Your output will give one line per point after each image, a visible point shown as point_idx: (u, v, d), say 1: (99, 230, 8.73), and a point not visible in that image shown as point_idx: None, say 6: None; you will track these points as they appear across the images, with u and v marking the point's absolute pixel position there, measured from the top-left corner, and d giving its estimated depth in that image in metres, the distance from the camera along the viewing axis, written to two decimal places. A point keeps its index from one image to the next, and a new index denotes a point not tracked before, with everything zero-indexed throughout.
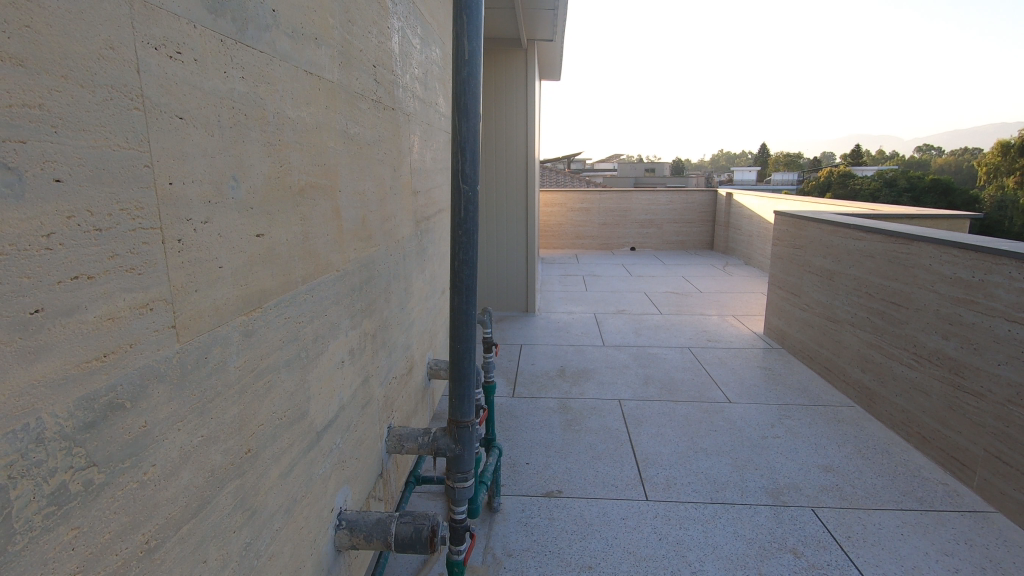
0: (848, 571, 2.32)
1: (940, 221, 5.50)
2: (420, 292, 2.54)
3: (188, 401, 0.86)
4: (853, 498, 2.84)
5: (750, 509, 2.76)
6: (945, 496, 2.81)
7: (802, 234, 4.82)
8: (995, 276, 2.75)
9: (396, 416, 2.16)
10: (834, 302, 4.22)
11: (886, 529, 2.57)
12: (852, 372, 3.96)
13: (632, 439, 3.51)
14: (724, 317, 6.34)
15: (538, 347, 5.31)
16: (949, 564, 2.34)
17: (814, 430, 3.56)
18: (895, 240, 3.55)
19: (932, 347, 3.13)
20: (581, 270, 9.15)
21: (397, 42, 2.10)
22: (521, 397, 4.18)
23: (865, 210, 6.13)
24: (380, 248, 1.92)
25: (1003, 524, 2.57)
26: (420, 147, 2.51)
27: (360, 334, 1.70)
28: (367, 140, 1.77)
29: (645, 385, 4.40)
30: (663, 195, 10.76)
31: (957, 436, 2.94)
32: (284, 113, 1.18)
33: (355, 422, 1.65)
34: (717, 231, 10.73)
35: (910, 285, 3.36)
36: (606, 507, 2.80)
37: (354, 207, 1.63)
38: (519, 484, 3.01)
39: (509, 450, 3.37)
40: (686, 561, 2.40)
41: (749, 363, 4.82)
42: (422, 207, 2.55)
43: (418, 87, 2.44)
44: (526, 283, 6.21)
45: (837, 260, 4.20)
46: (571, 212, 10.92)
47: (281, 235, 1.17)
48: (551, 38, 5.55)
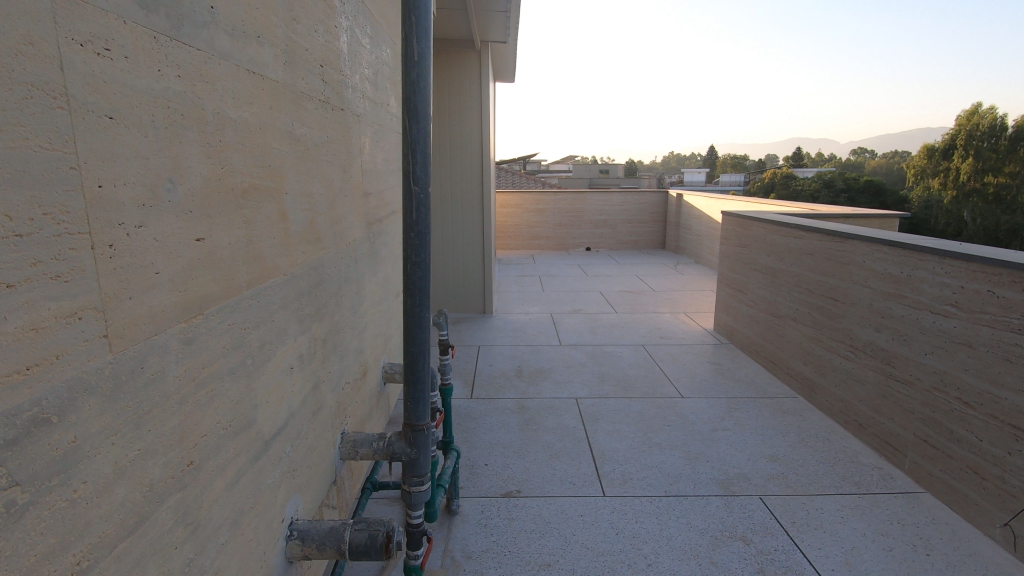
0: (792, 555, 2.43)
1: (872, 220, 5.84)
2: (373, 295, 2.50)
3: (122, 414, 0.82)
4: (797, 485, 2.97)
5: (702, 500, 2.85)
6: (880, 479, 2.98)
7: (746, 233, 5.02)
8: (920, 272, 2.93)
9: (350, 422, 2.12)
10: (778, 298, 4.41)
11: (827, 513, 2.71)
12: (795, 364, 4.15)
13: (588, 437, 3.57)
14: (675, 314, 6.53)
15: (496, 347, 5.32)
16: (884, 544, 2.48)
17: (761, 422, 3.71)
18: (831, 238, 3.74)
19: (866, 339, 3.32)
20: (537, 271, 9.22)
21: (345, 42, 2.07)
22: (479, 398, 4.18)
23: (804, 210, 6.44)
24: (330, 251, 1.89)
25: (931, 503, 2.75)
26: (370, 148, 2.48)
27: (310, 339, 1.67)
28: (315, 140, 1.73)
29: (601, 383, 4.48)
30: (616, 196, 10.98)
31: (889, 423, 3.13)
32: (225, 114, 1.14)
33: (306, 429, 1.62)
34: (669, 231, 11.04)
35: (845, 281, 3.55)
36: (563, 504, 2.83)
37: (301, 210, 1.59)
38: (477, 485, 3.01)
39: (467, 452, 3.36)
40: (642, 553, 2.46)
41: (699, 358, 4.98)
42: (374, 209, 2.52)
43: (367, 87, 2.40)
44: (483, 284, 6.21)
45: (780, 258, 4.40)
46: (526, 213, 10.99)
47: (222, 238, 1.13)
48: (503, 39, 5.56)
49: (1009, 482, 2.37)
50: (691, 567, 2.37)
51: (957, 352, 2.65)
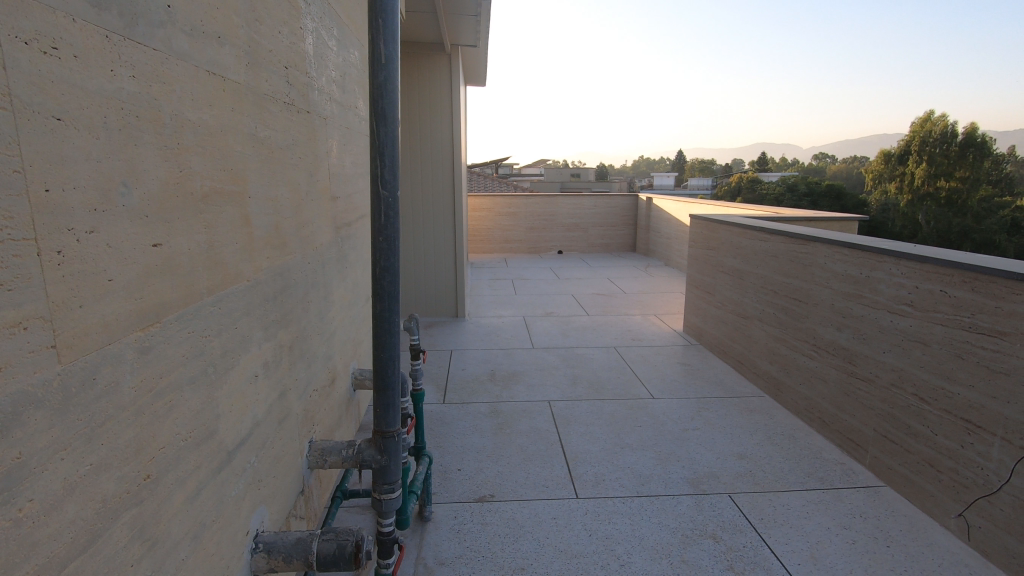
0: (761, 551, 2.48)
1: (833, 223, 6.04)
2: (341, 301, 2.47)
3: (72, 427, 0.79)
4: (765, 482, 3.04)
5: (673, 499, 2.89)
6: (843, 474, 3.07)
7: (713, 236, 5.13)
8: (878, 273, 3.04)
9: (318, 430, 2.08)
10: (744, 300, 4.52)
11: (794, 509, 2.78)
12: (762, 364, 4.25)
13: (561, 439, 3.59)
14: (646, 316, 6.63)
15: (469, 351, 5.31)
16: (848, 537, 2.55)
17: (729, 421, 3.78)
18: (793, 241, 3.85)
19: (828, 338, 3.42)
20: (510, 274, 9.23)
21: (311, 44, 2.04)
22: (451, 403, 4.16)
23: (769, 213, 6.61)
24: (296, 256, 1.85)
25: (891, 496, 2.84)
26: (338, 151, 2.44)
27: (276, 346, 1.63)
28: (279, 143, 1.69)
29: (573, 385, 4.51)
30: (587, 199, 11.10)
31: (851, 419, 3.23)
32: (183, 115, 1.11)
33: (271, 439, 1.58)
34: (639, 234, 11.21)
35: (808, 282, 3.66)
36: (537, 508, 2.83)
37: (265, 215, 1.56)
38: (450, 491, 2.99)
39: (439, 457, 3.34)
40: (615, 554, 2.47)
41: (670, 359, 5.06)
42: (342, 213, 2.48)
43: (334, 89, 2.37)
44: (455, 287, 6.18)
45: (746, 260, 4.51)
46: (498, 216, 11.00)
47: (181, 243, 1.09)
48: (474, 43, 5.56)
49: (962, 474, 2.47)
50: (663, 566, 2.40)
51: (912, 350, 2.75)
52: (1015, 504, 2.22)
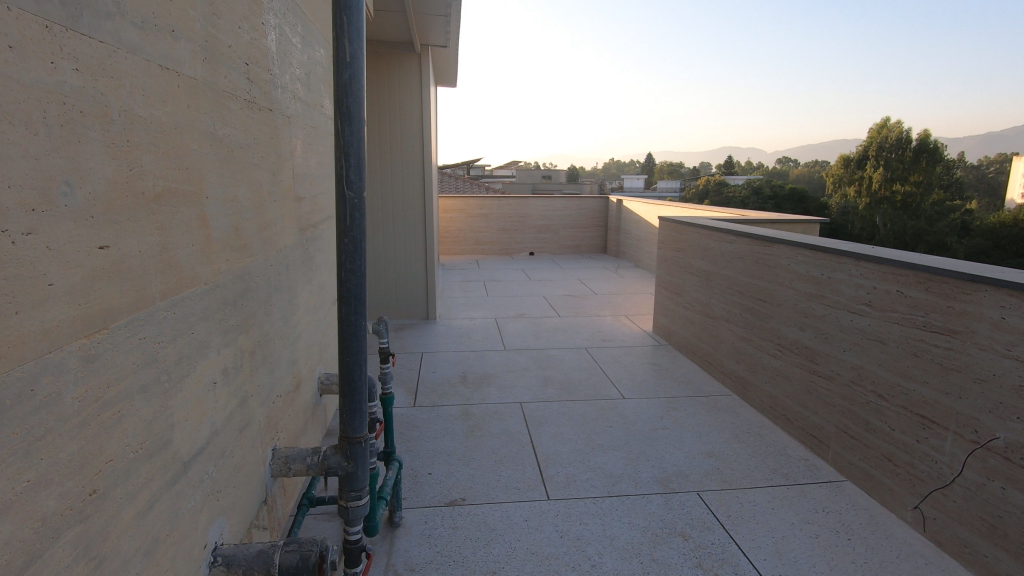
0: (728, 547, 2.52)
1: (796, 226, 6.22)
2: (306, 304, 2.41)
3: (7, 442, 0.74)
4: (732, 479, 3.10)
5: (643, 499, 2.91)
6: (807, 470, 3.15)
7: (681, 238, 5.21)
8: (838, 274, 3.12)
9: (281, 437, 2.02)
10: (711, 300, 4.60)
11: (760, 505, 2.84)
12: (729, 363, 4.33)
13: (533, 441, 3.58)
14: (617, 317, 6.69)
15: (440, 353, 5.27)
16: (811, 531, 2.62)
17: (697, 420, 3.85)
18: (758, 243, 3.94)
19: (792, 337, 3.51)
20: (481, 276, 9.21)
21: (274, 40, 1.98)
22: (422, 406, 4.12)
23: (735, 215, 6.76)
24: (258, 258, 1.80)
25: (852, 491, 2.92)
26: (303, 151, 2.39)
27: (236, 351, 1.58)
28: (239, 142, 1.64)
29: (545, 387, 4.51)
30: (558, 201, 11.16)
31: (814, 416, 3.31)
32: (133, 112, 1.06)
33: (231, 447, 1.53)
34: (610, 236, 11.33)
35: (772, 283, 3.74)
36: (508, 510, 2.82)
37: (223, 215, 1.51)
38: (420, 495, 2.95)
39: (410, 462, 3.29)
40: (586, 555, 2.47)
41: (640, 359, 5.12)
42: (307, 214, 2.43)
43: (299, 87, 2.32)
44: (426, 289, 6.13)
45: (712, 262, 4.59)
46: (470, 218, 10.96)
47: (131, 246, 1.05)
48: (444, 43, 5.53)
49: (918, 467, 2.55)
50: (634, 565, 2.41)
51: (870, 348, 2.84)
52: (967, 496, 2.30)
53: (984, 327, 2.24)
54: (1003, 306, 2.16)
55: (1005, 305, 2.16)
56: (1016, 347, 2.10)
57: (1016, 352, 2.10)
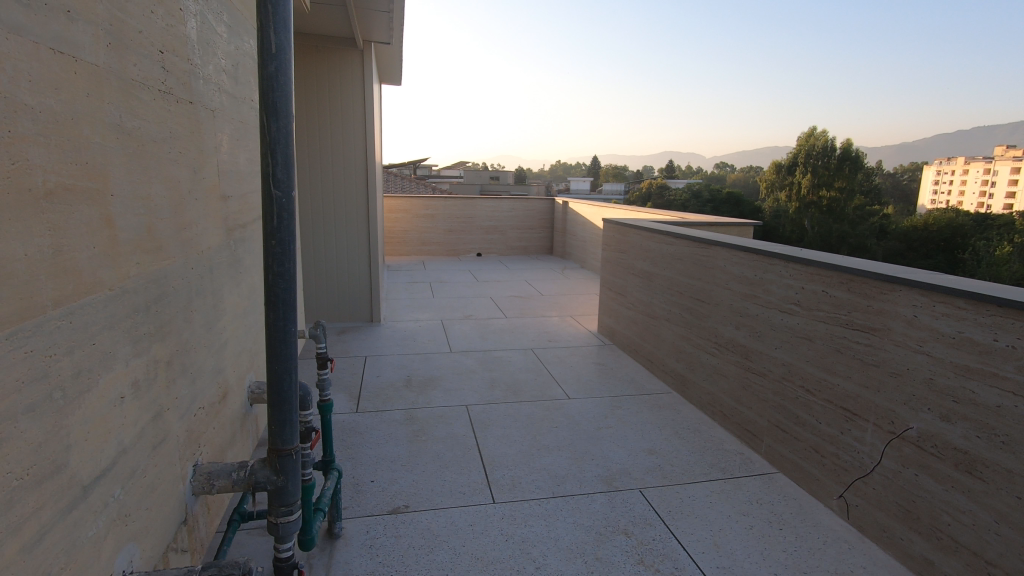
0: (668, 542, 2.57)
1: (731, 229, 6.48)
2: (233, 309, 2.28)
3: None
4: (672, 475, 3.17)
5: (588, 498, 2.93)
6: (742, 463, 3.27)
7: (624, 240, 5.31)
8: (769, 275, 3.26)
9: (204, 451, 1.90)
10: (653, 300, 4.71)
11: (698, 499, 2.91)
12: (670, 362, 4.45)
13: (479, 444, 3.55)
14: (563, 317, 6.76)
15: (384, 357, 5.14)
16: (746, 523, 2.71)
17: (640, 418, 3.93)
18: (696, 245, 4.05)
19: (728, 336, 3.63)
20: (427, 277, 9.09)
21: (194, 28, 1.85)
22: (365, 411, 4.00)
23: (674, 218, 6.96)
24: (176, 261, 1.67)
25: (783, 482, 3.06)
26: (229, 146, 2.26)
27: (149, 361, 1.46)
28: (153, 136, 1.53)
29: (491, 389, 4.48)
30: (505, 203, 11.18)
31: (748, 411, 3.44)
32: (17, 99, 0.95)
33: (143, 466, 1.41)
34: (556, 237, 11.44)
35: (710, 284, 3.86)
36: (452, 516, 2.77)
37: (134, 215, 1.39)
38: (362, 504, 2.85)
39: (351, 469, 3.19)
40: (530, 557, 2.45)
41: (585, 359, 5.18)
42: (234, 214, 2.29)
43: (224, 80, 2.19)
44: (370, 291, 5.98)
45: (654, 263, 4.70)
46: (416, 218, 10.78)
47: (16, 248, 0.94)
48: (387, 40, 5.40)
49: (842, 458, 2.68)
50: (577, 565, 2.41)
51: (800, 346, 2.97)
52: (886, 483, 2.44)
53: (899, 324, 2.37)
54: (916, 305, 2.30)
55: (917, 304, 2.29)
56: (927, 343, 2.24)
57: (927, 347, 2.24)
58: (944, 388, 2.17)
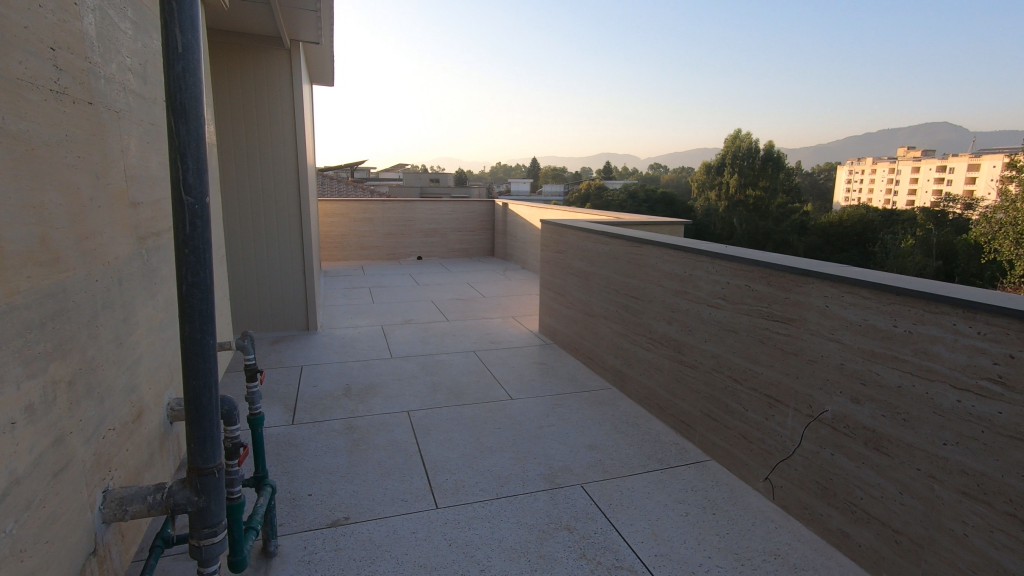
0: (609, 535, 2.63)
1: (663, 228, 6.74)
2: (147, 322, 2.14)
3: None
4: (613, 468, 3.26)
5: (530, 496, 2.97)
6: (677, 453, 3.41)
7: (561, 240, 5.41)
8: (697, 271, 3.40)
9: (116, 476, 1.78)
10: (591, 299, 4.82)
11: (637, 491, 3.01)
12: (608, 358, 4.57)
13: (420, 450, 3.50)
14: (505, 318, 6.80)
15: (321, 365, 4.99)
16: (681, 510, 2.82)
17: (580, 414, 4.01)
18: (629, 244, 4.18)
19: (661, 331, 3.77)
20: (366, 282, 8.90)
21: (94, 25, 1.74)
22: (302, 423, 3.86)
23: (609, 218, 7.14)
24: (77, 274, 1.56)
25: (715, 469, 3.20)
26: (139, 151, 2.14)
27: (46, 383, 1.36)
28: (47, 140, 1.42)
29: (433, 393, 4.45)
30: (445, 205, 11.11)
31: (682, 403, 3.59)
32: None
33: (42, 496, 1.31)
34: (496, 239, 11.49)
35: (642, 281, 4.00)
36: (394, 524, 2.72)
37: (25, 225, 1.29)
38: (299, 519, 2.75)
39: (287, 484, 3.07)
40: (474, 560, 2.45)
41: (527, 360, 5.24)
42: (146, 222, 2.17)
43: (131, 79, 2.06)
44: (306, 298, 5.78)
45: (590, 263, 4.82)
46: (353, 222, 10.53)
47: None
48: (316, 39, 5.25)
49: (767, 442, 2.84)
50: (521, 564, 2.42)
51: (727, 338, 3.13)
52: (807, 463, 2.60)
53: (813, 314, 2.54)
54: (827, 296, 2.46)
55: (828, 295, 2.46)
56: (839, 331, 2.40)
57: (838, 335, 2.40)
58: (854, 371, 2.33)
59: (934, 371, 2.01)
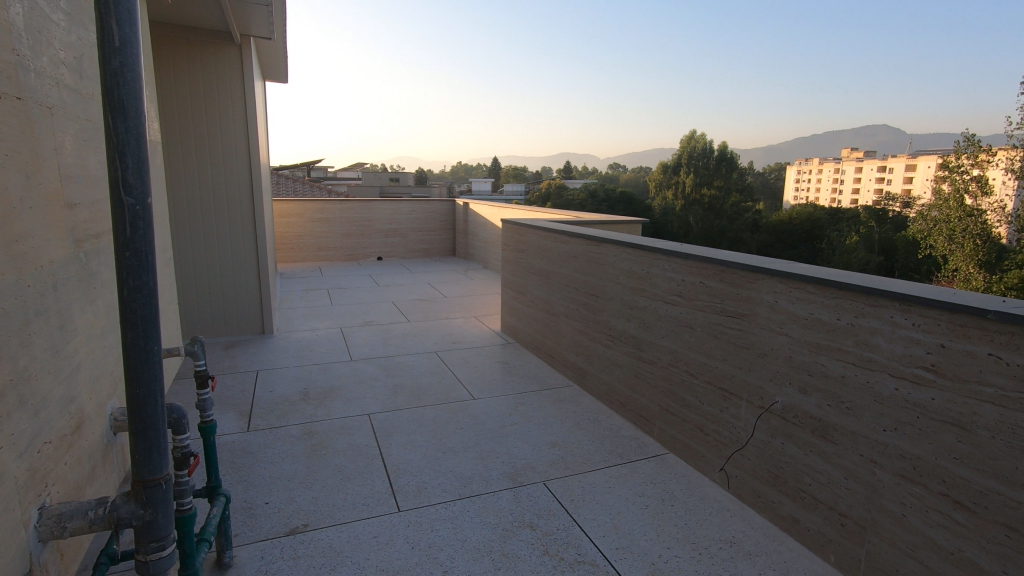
0: (571, 530, 2.66)
1: (621, 226, 6.86)
2: (87, 329, 2.04)
3: None
4: (574, 464, 3.30)
5: (493, 496, 2.97)
6: (637, 447, 3.48)
7: (522, 240, 5.43)
8: (654, 269, 3.47)
9: (53, 491, 1.69)
10: (552, 298, 4.87)
11: (599, 486, 3.06)
12: (569, 356, 4.62)
13: (382, 453, 3.46)
14: (467, 318, 6.78)
15: (278, 370, 4.86)
16: (641, 503, 2.88)
17: (542, 412, 4.04)
18: (588, 243, 4.23)
19: (620, 328, 3.84)
20: (325, 283, 8.71)
21: (23, 16, 1.65)
22: (257, 429, 3.75)
23: (569, 217, 7.21)
24: (6, 279, 1.48)
25: (673, 461, 3.28)
26: (75, 149, 2.04)
27: None
28: None
29: (394, 395, 4.39)
30: (405, 205, 10.98)
31: (641, 398, 3.66)
32: None
33: None
34: (457, 238, 11.43)
35: (602, 280, 4.06)
36: (355, 529, 2.68)
37: None
38: (255, 528, 2.67)
39: (242, 493, 2.98)
40: (437, 562, 2.43)
41: (489, 359, 5.24)
42: (84, 224, 2.07)
43: (65, 73, 1.96)
44: (261, 301, 5.61)
45: (551, 262, 4.86)
46: (309, 222, 10.29)
47: None
48: (267, 34, 5.11)
49: (722, 434, 2.93)
50: (484, 564, 2.42)
51: (683, 334, 3.21)
52: (759, 453, 2.70)
53: (764, 309, 2.63)
54: (777, 292, 2.55)
55: (777, 291, 2.55)
56: (787, 325, 2.51)
57: (787, 329, 2.50)
58: (801, 364, 2.43)
59: (875, 361, 2.11)
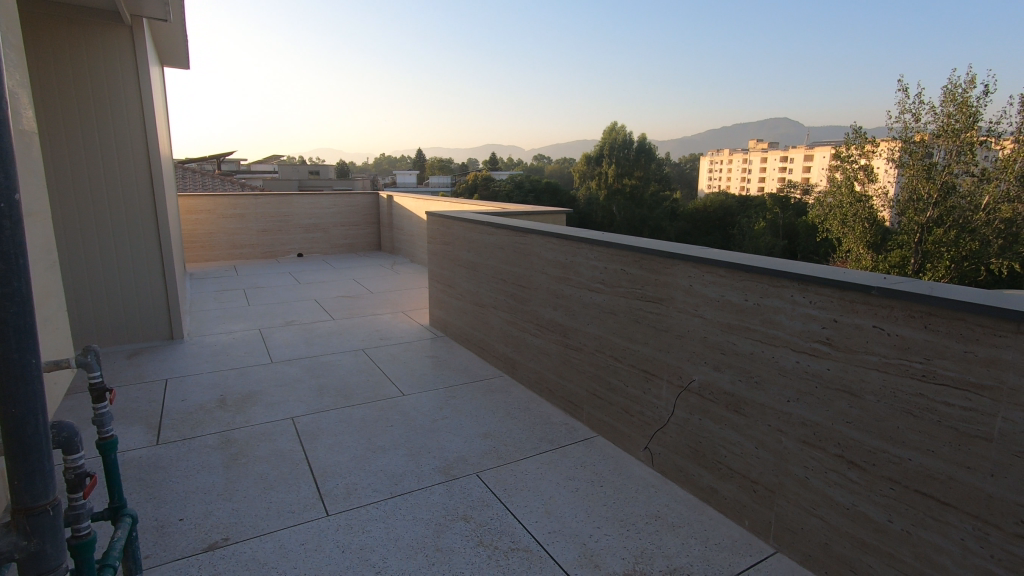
0: (505, 519, 2.69)
1: (545, 217, 6.94)
2: None
3: None
4: (506, 454, 3.33)
5: (426, 491, 2.94)
6: (567, 432, 3.56)
7: (448, 233, 5.38)
8: (577, 257, 3.55)
9: None
10: (480, 290, 4.86)
11: (530, 473, 3.10)
12: (499, 347, 4.64)
13: (307, 457, 3.32)
14: (395, 314, 6.65)
15: (190, 377, 4.54)
16: (572, 487, 2.95)
17: (474, 404, 4.04)
18: (513, 234, 4.25)
19: (547, 317, 3.90)
20: (240, 283, 8.23)
21: None
22: (168, 442, 3.50)
23: (495, 209, 7.21)
24: None
25: (602, 444, 3.38)
26: None
27: None
28: None
29: (319, 396, 4.23)
30: (325, 199, 10.55)
31: (570, 384, 3.74)
32: None
33: None
34: (383, 232, 11.15)
35: (528, 270, 4.10)
36: (281, 538, 2.56)
37: None
38: (169, 547, 2.49)
39: (153, 511, 2.76)
40: (370, 563, 2.38)
41: (418, 354, 5.17)
42: None
43: None
44: (168, 303, 5.23)
45: (477, 254, 4.84)
46: (221, 218, 9.68)
47: None
48: (163, 15, 4.73)
49: (645, 414, 3.05)
50: (417, 561, 2.39)
51: (607, 319, 3.30)
52: (680, 430, 2.83)
53: (679, 293, 2.76)
54: (690, 276, 2.68)
55: (691, 275, 2.68)
56: (701, 308, 2.64)
57: (701, 311, 2.64)
58: (715, 343, 2.57)
59: (779, 337, 2.27)
